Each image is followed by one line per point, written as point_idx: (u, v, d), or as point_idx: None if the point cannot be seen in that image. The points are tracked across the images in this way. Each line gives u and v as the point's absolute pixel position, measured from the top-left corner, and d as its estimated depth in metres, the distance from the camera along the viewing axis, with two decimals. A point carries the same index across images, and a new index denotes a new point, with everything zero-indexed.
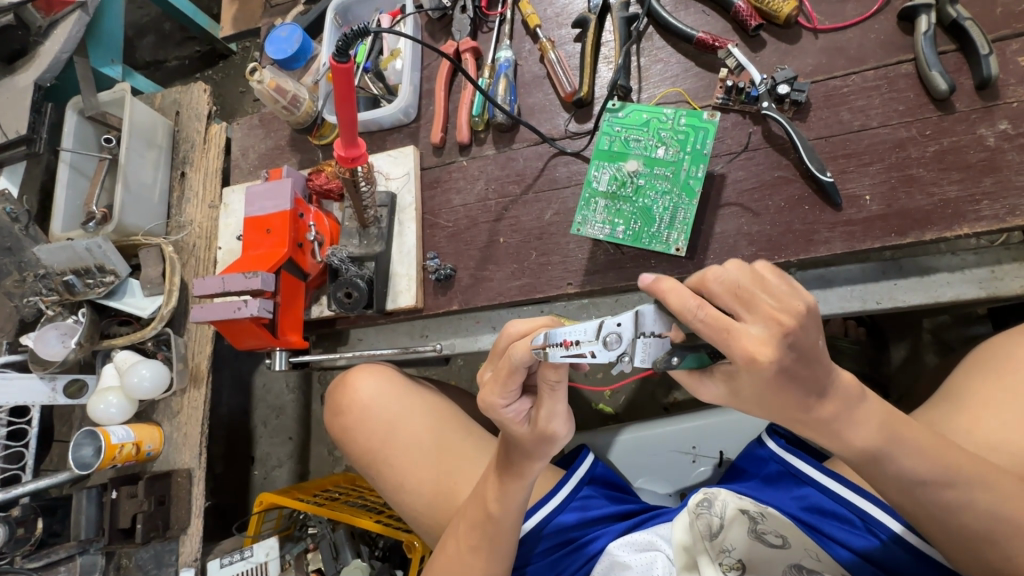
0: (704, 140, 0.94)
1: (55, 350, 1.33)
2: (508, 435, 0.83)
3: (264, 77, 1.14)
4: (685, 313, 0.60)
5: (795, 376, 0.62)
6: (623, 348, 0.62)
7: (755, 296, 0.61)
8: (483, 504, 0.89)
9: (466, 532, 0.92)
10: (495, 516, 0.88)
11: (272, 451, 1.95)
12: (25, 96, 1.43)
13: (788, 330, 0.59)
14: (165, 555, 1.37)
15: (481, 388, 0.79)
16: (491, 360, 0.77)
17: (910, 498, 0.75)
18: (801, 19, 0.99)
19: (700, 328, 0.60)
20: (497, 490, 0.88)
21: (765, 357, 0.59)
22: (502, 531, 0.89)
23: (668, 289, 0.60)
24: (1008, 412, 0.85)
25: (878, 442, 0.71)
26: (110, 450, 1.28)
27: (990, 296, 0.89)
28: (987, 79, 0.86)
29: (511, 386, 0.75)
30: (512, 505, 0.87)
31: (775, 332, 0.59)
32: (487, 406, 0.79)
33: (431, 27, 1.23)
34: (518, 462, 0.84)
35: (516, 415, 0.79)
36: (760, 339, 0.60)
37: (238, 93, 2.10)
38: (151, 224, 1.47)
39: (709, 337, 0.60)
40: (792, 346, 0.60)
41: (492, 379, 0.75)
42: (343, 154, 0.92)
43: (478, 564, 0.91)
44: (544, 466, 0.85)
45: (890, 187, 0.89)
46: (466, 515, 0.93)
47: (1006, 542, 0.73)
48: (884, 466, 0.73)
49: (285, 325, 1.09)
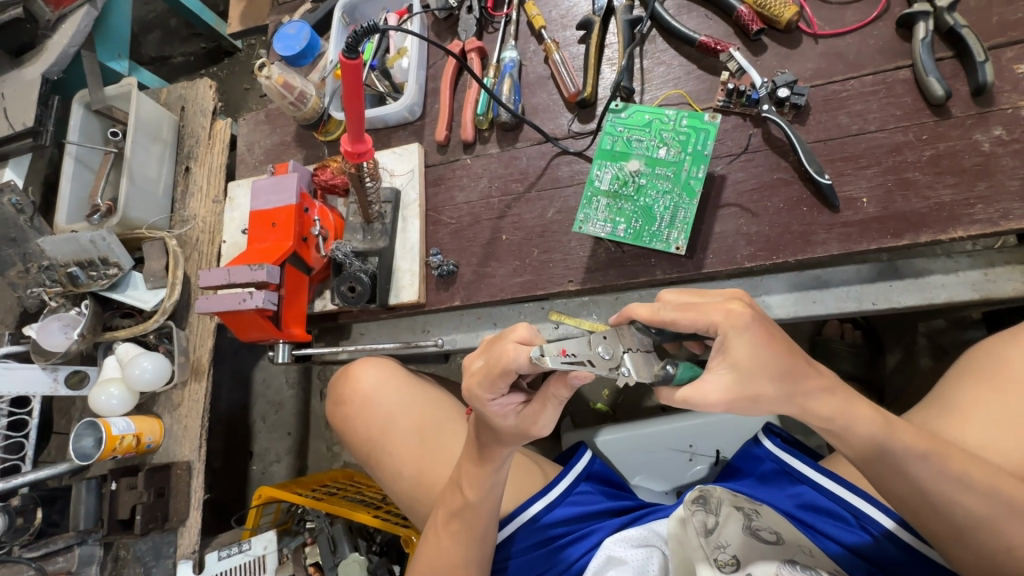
0: (705, 141, 0.96)
1: (57, 341, 1.34)
2: (484, 421, 0.82)
3: (273, 73, 1.15)
4: (656, 313, 0.65)
5: (779, 347, 0.65)
6: (616, 360, 0.65)
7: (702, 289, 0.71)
8: (460, 490, 0.91)
9: (445, 520, 0.93)
10: (471, 502, 0.89)
11: (270, 446, 1.96)
12: (32, 89, 1.44)
13: (744, 294, 0.68)
14: (164, 547, 1.38)
15: (467, 377, 0.76)
16: (484, 349, 0.74)
17: (910, 486, 0.76)
18: (802, 25, 1.01)
19: (676, 316, 0.65)
20: (472, 475, 0.89)
21: (739, 306, 0.65)
22: (478, 518, 0.90)
23: (631, 305, 0.67)
24: (998, 410, 0.86)
25: (875, 424, 0.74)
26: (111, 441, 1.29)
27: (983, 298, 0.91)
28: (982, 86, 0.88)
29: (500, 384, 0.74)
30: (488, 492, 0.89)
31: (734, 297, 0.67)
32: (471, 396, 0.77)
33: (438, 26, 1.25)
34: (489, 446, 0.86)
35: (501, 409, 0.79)
36: (726, 301, 0.66)
37: (243, 89, 2.11)
38: (155, 217, 1.48)
39: (688, 316, 0.65)
40: (755, 309, 0.67)
41: (482, 370, 0.73)
42: (350, 150, 0.93)
43: (454, 551, 0.92)
44: (514, 452, 0.86)
45: (887, 190, 0.91)
46: (445, 503, 0.94)
47: (1003, 530, 0.74)
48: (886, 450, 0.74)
49: (289, 317, 1.10)
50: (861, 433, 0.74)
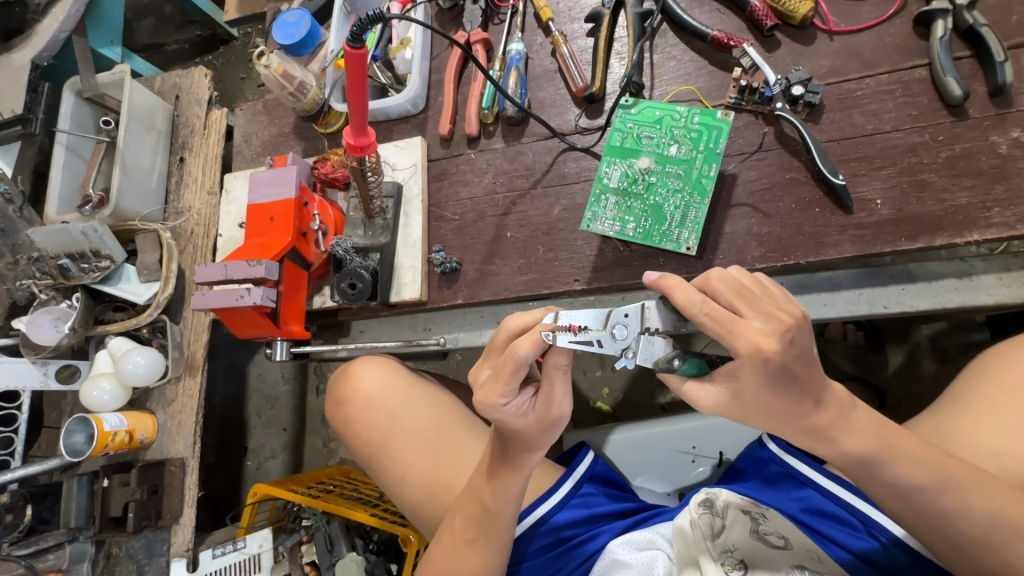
0: (717, 138, 0.94)
1: (49, 335, 1.31)
2: (503, 427, 0.81)
3: (272, 61, 1.11)
4: (691, 307, 0.61)
5: (793, 378, 0.63)
6: (627, 341, 0.64)
7: (757, 295, 0.63)
8: (479, 497, 0.89)
9: (463, 527, 0.91)
10: (492, 509, 0.88)
11: (265, 442, 1.93)
12: (21, 75, 1.40)
13: (790, 325, 0.61)
14: (157, 545, 1.36)
15: (476, 389, 0.76)
16: (488, 357, 0.76)
17: (926, 498, 0.74)
18: (817, 21, 0.99)
19: (706, 324, 0.61)
20: (493, 483, 0.87)
21: (770, 345, 0.60)
22: (498, 524, 0.89)
23: (674, 285, 0.62)
24: (1008, 422, 0.85)
25: (871, 449, 0.72)
26: (103, 438, 1.26)
27: (996, 304, 0.89)
28: (1001, 86, 0.86)
29: (513, 385, 0.73)
30: (510, 499, 0.87)
31: (777, 326, 0.61)
32: (484, 408, 0.76)
33: (441, 16, 1.22)
34: (517, 456, 0.84)
35: (517, 411, 0.77)
36: (764, 332, 0.61)
37: (239, 79, 2.07)
38: (148, 209, 1.44)
39: (713, 331, 0.61)
40: (794, 342, 0.61)
41: (490, 378, 0.74)
42: (353, 143, 0.90)
43: (473, 558, 0.90)
44: (542, 457, 0.86)
45: (902, 192, 0.89)
46: (461, 509, 0.92)
47: (1005, 550, 0.73)
48: (881, 474, 0.73)
49: (288, 314, 1.07)
50: (856, 459, 0.72)
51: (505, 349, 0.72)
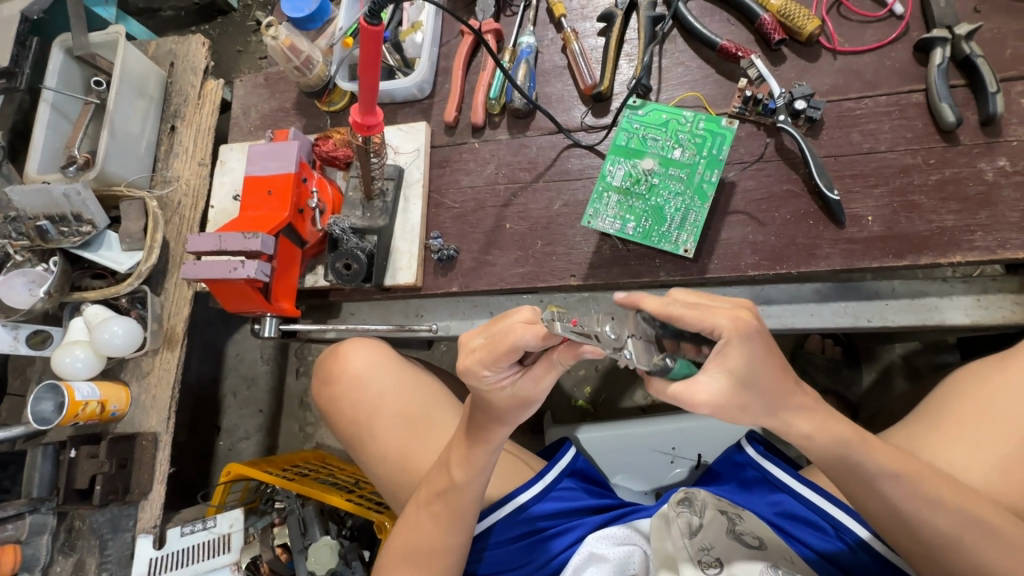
0: (720, 146, 0.96)
1: (21, 297, 1.27)
2: (480, 399, 0.81)
3: (279, 33, 1.10)
4: (667, 307, 0.66)
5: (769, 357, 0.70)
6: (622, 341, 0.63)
7: (706, 294, 0.72)
8: (447, 472, 0.89)
9: (429, 501, 0.92)
10: (459, 484, 0.88)
11: (240, 422, 1.90)
12: (9, 27, 1.35)
13: (751, 305, 0.71)
14: (122, 521, 1.31)
15: (464, 355, 0.74)
16: (485, 326, 0.73)
17: (887, 500, 0.79)
18: (823, 39, 1.01)
19: (684, 313, 0.67)
20: (461, 457, 0.88)
21: (745, 313, 0.68)
22: (463, 502, 0.89)
23: (643, 295, 0.66)
24: (978, 437, 0.88)
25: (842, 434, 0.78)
26: (73, 407, 1.22)
27: (974, 323, 0.93)
28: (991, 116, 0.90)
29: (502, 361, 0.72)
30: (476, 475, 0.88)
31: (741, 305, 0.70)
32: (466, 372, 0.75)
33: (454, 3, 1.21)
34: (486, 428, 0.84)
35: (497, 381, 0.76)
36: (732, 307, 0.69)
37: (235, 51, 2.04)
38: (135, 176, 1.40)
39: (695, 316, 0.67)
40: (759, 316, 0.70)
41: (483, 346, 0.72)
42: (360, 121, 0.89)
43: (437, 535, 0.91)
44: (508, 433, 0.86)
45: (892, 212, 0.92)
46: (429, 482, 0.93)
47: (971, 551, 0.77)
48: (850, 460, 0.78)
49: (279, 290, 1.05)
50: (826, 444, 0.78)
51: (507, 328, 0.69)
